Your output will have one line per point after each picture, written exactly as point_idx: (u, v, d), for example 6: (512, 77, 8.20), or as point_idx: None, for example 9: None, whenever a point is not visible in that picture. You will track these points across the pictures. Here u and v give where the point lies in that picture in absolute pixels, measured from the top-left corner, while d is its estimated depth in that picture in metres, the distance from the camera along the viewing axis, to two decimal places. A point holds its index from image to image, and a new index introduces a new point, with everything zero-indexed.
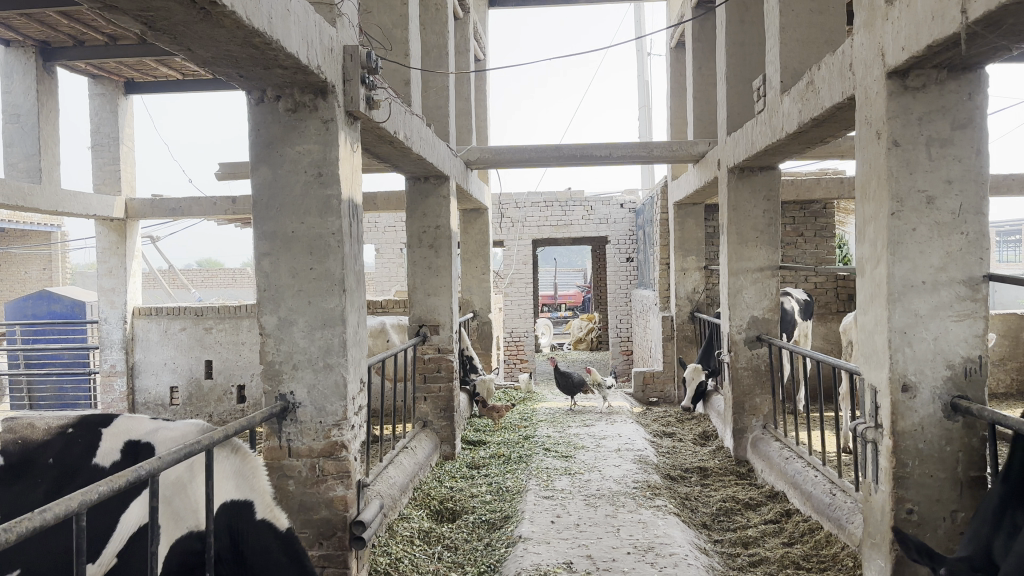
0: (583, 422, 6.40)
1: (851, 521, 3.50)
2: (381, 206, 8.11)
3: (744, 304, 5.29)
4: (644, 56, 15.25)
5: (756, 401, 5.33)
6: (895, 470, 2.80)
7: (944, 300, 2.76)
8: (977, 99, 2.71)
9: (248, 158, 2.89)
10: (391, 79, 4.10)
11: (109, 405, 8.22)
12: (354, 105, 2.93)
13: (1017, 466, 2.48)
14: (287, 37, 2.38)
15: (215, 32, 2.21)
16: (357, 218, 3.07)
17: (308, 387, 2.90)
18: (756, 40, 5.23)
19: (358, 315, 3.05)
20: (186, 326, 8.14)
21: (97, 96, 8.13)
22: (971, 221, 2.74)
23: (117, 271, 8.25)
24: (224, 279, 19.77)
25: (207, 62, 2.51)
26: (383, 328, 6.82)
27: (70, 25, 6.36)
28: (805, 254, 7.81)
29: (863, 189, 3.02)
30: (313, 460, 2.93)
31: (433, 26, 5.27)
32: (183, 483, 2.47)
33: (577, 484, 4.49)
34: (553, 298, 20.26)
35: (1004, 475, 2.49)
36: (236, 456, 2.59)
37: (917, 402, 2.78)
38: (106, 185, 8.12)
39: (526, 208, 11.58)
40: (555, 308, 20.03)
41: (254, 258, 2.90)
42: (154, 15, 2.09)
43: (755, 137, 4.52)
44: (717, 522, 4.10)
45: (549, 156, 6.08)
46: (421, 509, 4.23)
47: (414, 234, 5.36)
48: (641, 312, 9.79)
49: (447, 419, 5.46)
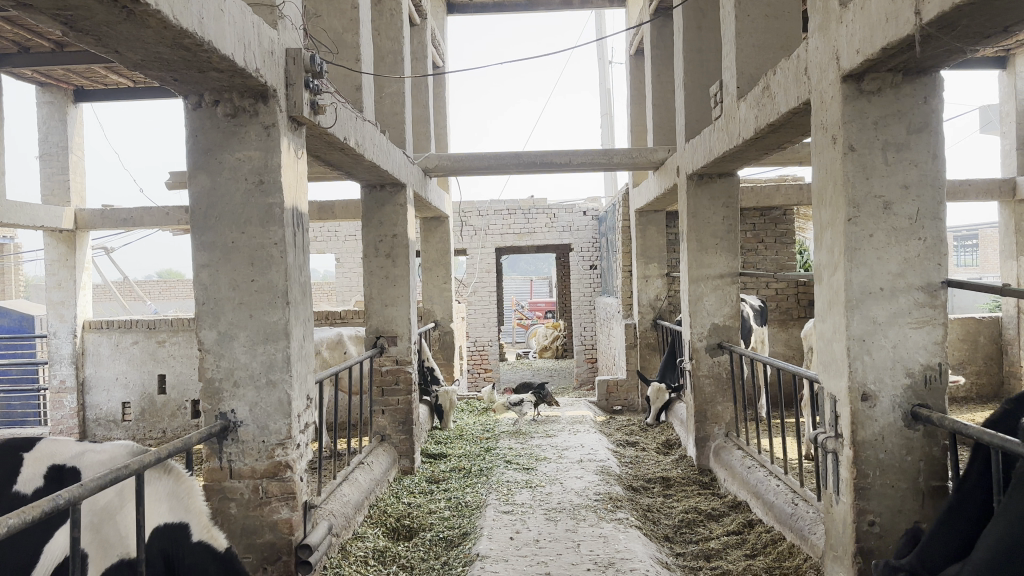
0: (546, 432, 6.30)
1: (813, 532, 3.45)
2: (340, 215, 7.96)
3: (705, 311, 5.24)
4: (605, 65, 15.26)
5: (718, 409, 5.30)
6: (856, 481, 2.75)
7: (903, 307, 2.71)
8: (932, 102, 2.68)
9: (184, 166, 2.76)
10: (342, 83, 3.99)
11: (59, 422, 7.94)
12: (297, 110, 2.81)
13: (975, 474, 2.42)
14: (221, 39, 2.26)
15: (141, 32, 2.09)
16: (302, 227, 2.95)
17: (250, 406, 2.77)
18: (713, 46, 5.20)
19: (304, 328, 2.93)
20: (138, 339, 7.90)
21: (44, 104, 7.87)
22: (928, 226, 2.70)
23: (66, 284, 8.02)
24: (183, 291, 19.33)
25: (136, 65, 2.38)
26: (340, 339, 6.66)
27: (13, 30, 6.13)
28: (765, 260, 7.82)
29: (819, 195, 2.97)
30: (256, 481, 2.80)
31: (388, 31, 5.17)
32: (113, 509, 2.31)
33: (538, 497, 4.39)
34: (521, 306, 20.18)
35: (960, 483, 2.45)
36: (170, 477, 2.44)
37: (877, 410, 2.73)
38: (53, 196, 7.89)
39: (488, 216, 11.49)
40: (521, 316, 19.95)
41: (192, 270, 2.76)
42: (73, 14, 1.95)
43: (713, 143, 4.48)
44: (679, 534, 4.04)
45: (509, 164, 5.99)
46: (377, 527, 4.10)
47: (371, 243, 5.23)
48: (605, 320, 9.74)
49: (407, 432, 5.32)
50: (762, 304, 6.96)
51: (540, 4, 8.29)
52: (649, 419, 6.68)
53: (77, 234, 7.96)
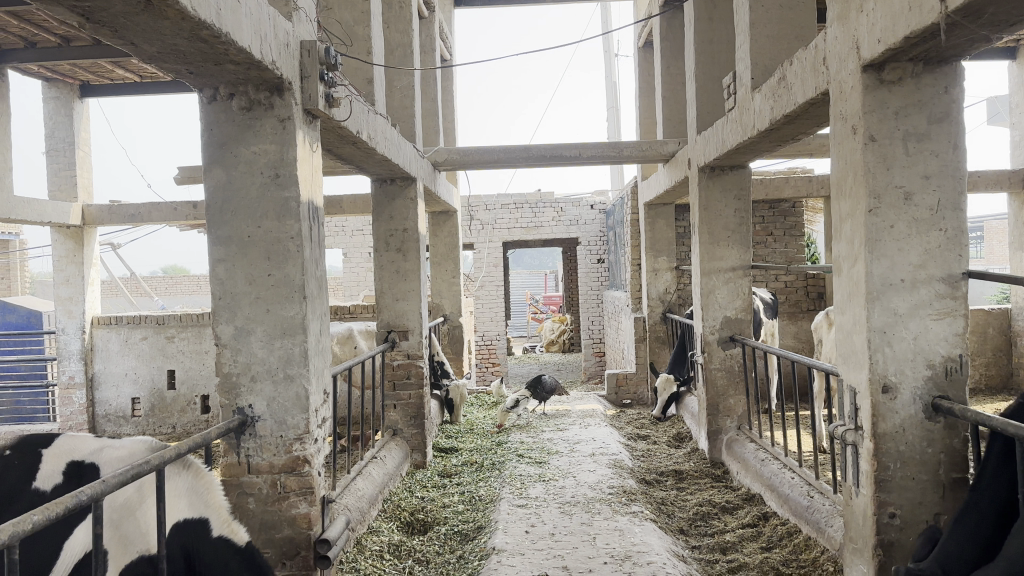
0: (557, 426, 6.29)
1: (830, 524, 3.43)
2: (348, 209, 7.94)
3: (717, 304, 5.22)
4: (611, 57, 15.20)
5: (730, 402, 5.28)
6: (876, 473, 2.74)
7: (923, 299, 2.69)
8: (954, 92, 2.66)
9: (200, 160, 2.74)
10: (354, 76, 3.97)
11: (68, 418, 7.96)
12: (312, 103, 2.80)
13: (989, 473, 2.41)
14: (238, 31, 2.25)
15: (160, 24, 2.08)
16: (318, 221, 2.94)
17: (267, 401, 2.76)
18: (724, 37, 5.16)
19: (321, 322, 2.91)
20: (147, 335, 7.90)
21: (51, 100, 7.86)
22: (949, 217, 2.68)
23: (75, 279, 8.02)
24: (189, 287, 19.30)
25: (153, 58, 2.37)
26: (350, 334, 6.66)
27: (21, 26, 6.12)
28: (775, 252, 7.80)
29: (839, 186, 2.95)
30: (274, 476, 2.79)
31: (397, 24, 5.15)
32: (133, 506, 2.30)
33: (552, 491, 4.38)
34: (532, 300, 20.13)
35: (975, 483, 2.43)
36: (189, 472, 2.44)
37: (898, 403, 2.71)
38: (61, 191, 7.89)
39: (495, 210, 11.47)
40: (531, 309, 19.92)
41: (208, 265, 2.75)
42: (90, 5, 1.94)
43: (725, 135, 4.46)
44: (693, 527, 4.02)
45: (518, 157, 5.97)
46: (391, 522, 4.09)
47: (382, 238, 5.22)
48: (612, 313, 9.73)
49: (418, 427, 5.31)
50: (774, 298, 6.93)
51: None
52: (656, 411, 6.64)
53: (85, 230, 7.95)
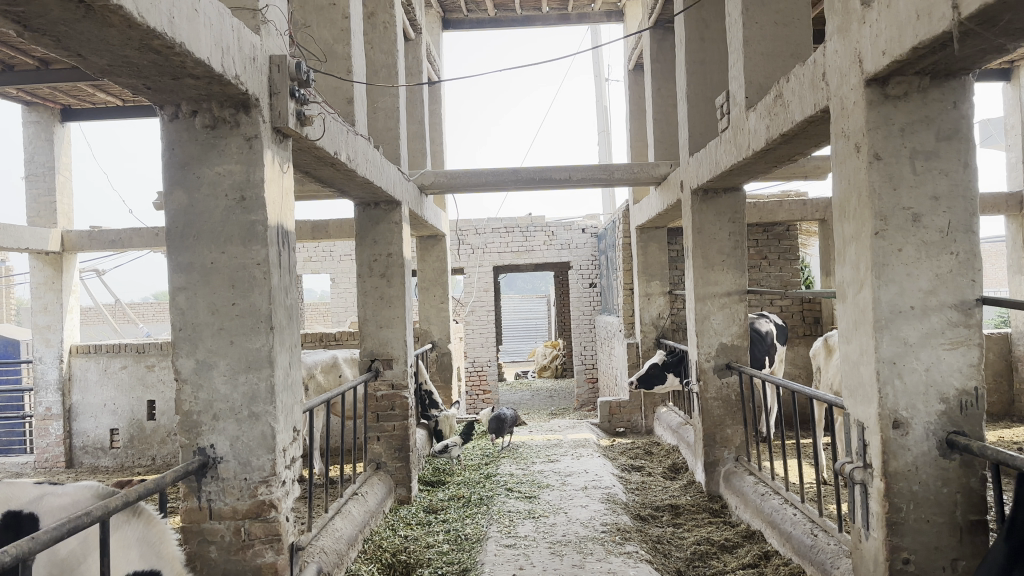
0: (548, 457, 6.06)
1: (836, 566, 3.22)
2: (334, 234, 7.77)
3: (712, 330, 5.03)
4: (602, 81, 15.17)
5: (727, 432, 5.08)
6: (888, 515, 2.54)
7: (935, 327, 2.51)
8: (963, 107, 2.50)
9: (160, 182, 2.57)
10: (333, 96, 3.78)
11: (44, 450, 7.71)
12: (282, 121, 2.62)
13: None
14: (195, 42, 2.07)
15: (105, 32, 1.89)
16: (288, 247, 2.75)
17: (231, 440, 2.56)
18: (716, 57, 5.04)
19: (290, 355, 2.72)
20: (127, 364, 7.62)
21: (31, 124, 7.70)
22: (961, 240, 2.51)
23: (53, 307, 7.82)
24: None
25: (104, 71, 2.20)
26: (335, 362, 6.44)
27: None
28: (769, 277, 7.64)
29: (841, 208, 2.79)
30: (238, 522, 2.58)
31: (381, 44, 5.02)
32: (75, 560, 2.11)
33: (542, 529, 4.17)
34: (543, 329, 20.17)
35: (1009, 530, 2.20)
36: (140, 521, 2.24)
37: (910, 439, 2.52)
38: (40, 218, 7.70)
39: (486, 234, 11.32)
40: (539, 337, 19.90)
41: (168, 294, 2.55)
42: (25, 10, 1.76)
43: (719, 156, 4.31)
44: (692, 567, 3.81)
45: (507, 179, 5.81)
46: (371, 564, 3.87)
47: (365, 263, 5.03)
48: (605, 338, 9.55)
49: (403, 460, 5.09)
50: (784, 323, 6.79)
51: (536, 19, 8.30)
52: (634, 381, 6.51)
53: (64, 256, 7.77)
